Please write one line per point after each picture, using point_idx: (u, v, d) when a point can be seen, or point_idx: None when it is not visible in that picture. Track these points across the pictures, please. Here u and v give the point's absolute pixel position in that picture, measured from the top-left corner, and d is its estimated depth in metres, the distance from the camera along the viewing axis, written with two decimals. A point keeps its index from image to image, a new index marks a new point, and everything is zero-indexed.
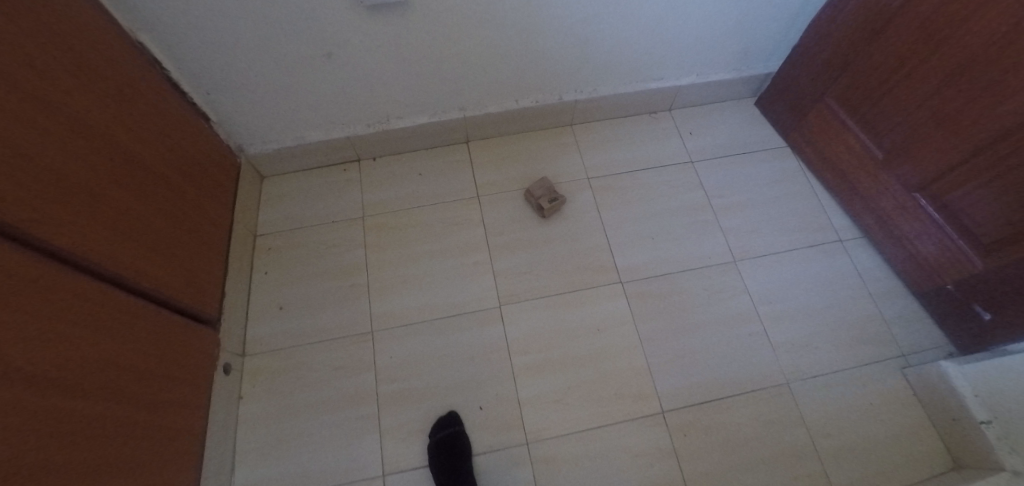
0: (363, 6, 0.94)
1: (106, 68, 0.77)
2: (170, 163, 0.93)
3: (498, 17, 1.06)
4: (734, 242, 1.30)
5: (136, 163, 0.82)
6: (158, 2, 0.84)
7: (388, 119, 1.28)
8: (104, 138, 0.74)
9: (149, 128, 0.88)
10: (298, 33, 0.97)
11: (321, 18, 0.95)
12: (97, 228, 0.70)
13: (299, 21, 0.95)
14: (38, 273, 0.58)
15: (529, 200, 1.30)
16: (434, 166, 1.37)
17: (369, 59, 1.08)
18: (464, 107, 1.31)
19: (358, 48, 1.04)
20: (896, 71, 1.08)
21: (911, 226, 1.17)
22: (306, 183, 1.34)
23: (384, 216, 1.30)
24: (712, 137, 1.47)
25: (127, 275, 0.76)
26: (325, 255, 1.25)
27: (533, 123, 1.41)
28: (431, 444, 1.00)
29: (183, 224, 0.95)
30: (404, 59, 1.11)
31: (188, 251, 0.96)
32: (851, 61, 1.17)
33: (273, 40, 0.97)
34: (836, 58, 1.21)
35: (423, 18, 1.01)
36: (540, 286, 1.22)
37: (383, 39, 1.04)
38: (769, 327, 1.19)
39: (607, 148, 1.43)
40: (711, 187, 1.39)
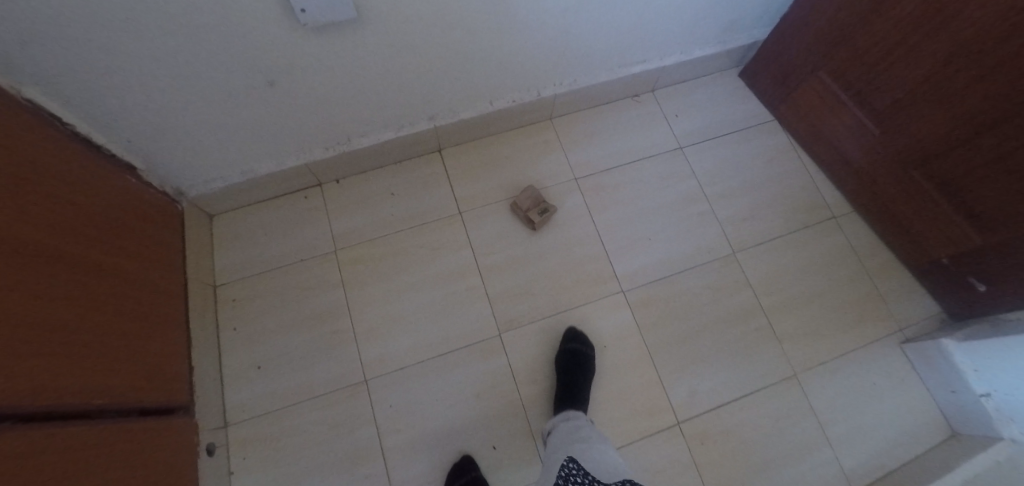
0: (306, 27, 0.78)
1: (9, 152, 0.62)
2: (105, 242, 0.79)
3: (467, 18, 0.92)
4: (732, 231, 1.25)
5: (68, 259, 0.68)
6: (46, 53, 0.67)
7: (349, 139, 1.12)
8: (31, 244, 0.61)
9: (71, 208, 0.73)
10: (232, 64, 0.81)
11: (257, 44, 0.79)
12: (42, 359, 0.58)
13: (231, 52, 0.78)
14: (14, 442, 0.49)
15: (517, 213, 1.20)
16: (407, 184, 1.23)
17: (321, 80, 0.93)
18: (433, 116, 1.17)
19: (306, 72, 0.89)
20: (896, 47, 1.02)
21: (909, 203, 1.15)
22: (264, 217, 1.18)
23: (360, 247, 1.17)
24: (700, 118, 1.38)
25: (77, 399, 0.64)
26: (300, 300, 1.12)
27: (510, 123, 1.28)
28: None
29: (130, 308, 0.82)
30: (359, 75, 0.95)
31: (141, 338, 0.83)
32: (849, 35, 1.10)
33: (200, 74, 0.81)
34: (832, 31, 1.14)
35: (379, 31, 0.86)
36: (539, 306, 1.15)
37: (335, 57, 0.88)
38: (774, 319, 1.17)
39: (592, 142, 1.32)
40: (702, 174, 1.31)
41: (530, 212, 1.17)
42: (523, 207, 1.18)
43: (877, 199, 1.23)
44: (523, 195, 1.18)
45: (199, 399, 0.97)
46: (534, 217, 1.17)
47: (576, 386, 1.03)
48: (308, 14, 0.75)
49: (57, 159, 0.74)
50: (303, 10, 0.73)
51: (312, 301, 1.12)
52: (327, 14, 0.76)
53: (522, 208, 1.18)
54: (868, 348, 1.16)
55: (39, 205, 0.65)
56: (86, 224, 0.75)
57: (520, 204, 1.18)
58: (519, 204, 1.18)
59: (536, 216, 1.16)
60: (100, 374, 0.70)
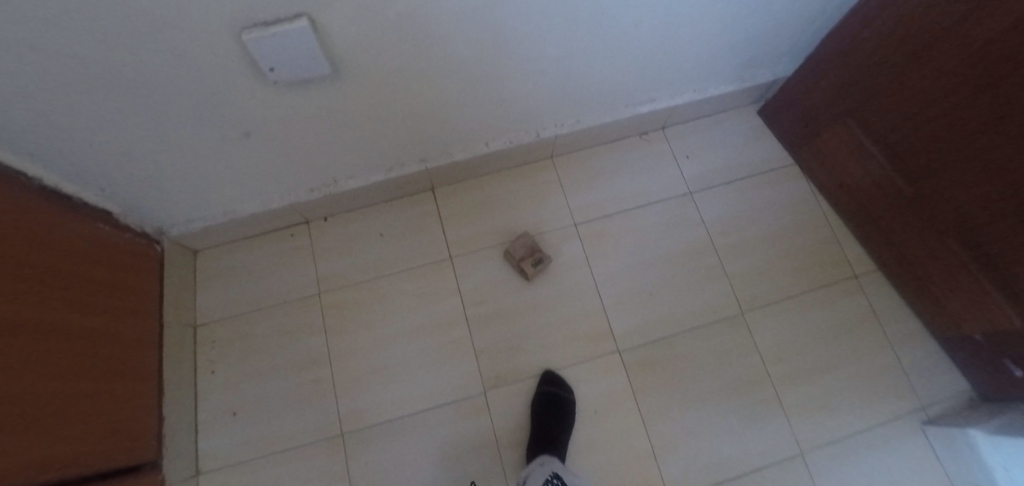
0: (274, 83, 0.73)
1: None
2: (78, 297, 0.76)
3: (457, 66, 0.85)
4: (741, 288, 1.15)
5: (40, 322, 0.66)
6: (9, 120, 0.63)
7: (335, 180, 1.07)
8: (8, 314, 0.59)
9: (47, 266, 0.70)
10: (206, 118, 0.77)
11: (228, 98, 0.74)
12: (17, 436, 0.56)
13: (203, 106, 0.74)
14: None
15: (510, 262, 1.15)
16: (397, 224, 1.18)
17: (301, 130, 0.88)
18: (424, 157, 1.11)
19: (281, 121, 0.84)
20: (935, 99, 0.90)
21: (941, 273, 1.03)
22: (248, 255, 1.14)
23: (345, 291, 1.12)
24: (713, 159, 1.29)
25: (49, 472, 0.62)
26: (279, 345, 1.07)
27: (506, 162, 1.21)
28: None
29: (103, 364, 0.80)
30: (342, 123, 0.90)
31: (113, 395, 0.81)
32: (881, 80, 0.99)
33: (172, 126, 0.77)
34: (862, 75, 1.03)
35: (360, 82, 0.80)
36: (528, 364, 1.08)
37: (314, 109, 0.83)
38: (781, 390, 1.08)
39: (595, 184, 1.24)
40: (713, 222, 1.21)
41: (523, 263, 1.11)
42: (518, 256, 1.12)
43: (906, 263, 1.11)
44: (517, 245, 1.12)
45: (171, 451, 0.93)
46: (527, 268, 1.10)
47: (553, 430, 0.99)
48: (277, 72, 0.70)
49: (28, 215, 0.70)
50: (272, 69, 0.69)
51: (291, 348, 1.07)
52: (298, 72, 0.71)
53: (515, 257, 1.12)
54: (885, 427, 1.06)
55: (6, 271, 0.61)
56: (58, 283, 0.71)
57: (513, 254, 1.12)
58: (513, 253, 1.12)
59: (530, 267, 1.10)
60: (71, 441, 0.68)
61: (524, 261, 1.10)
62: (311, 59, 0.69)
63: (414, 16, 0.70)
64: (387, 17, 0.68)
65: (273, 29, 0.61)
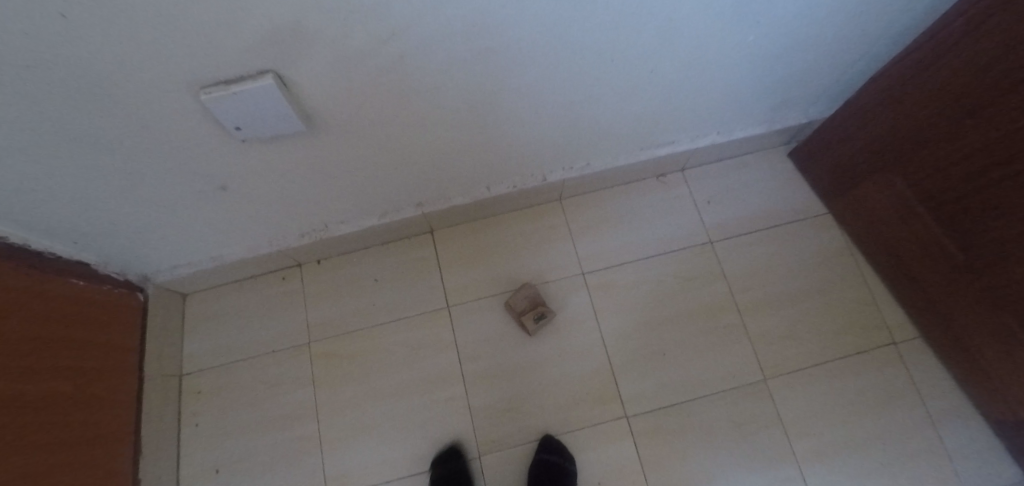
0: (239, 139, 0.66)
1: None
2: (51, 359, 0.72)
3: (452, 117, 0.78)
4: (764, 351, 1.04)
5: (10, 395, 0.62)
6: None
7: (326, 225, 1.01)
8: None
9: (20, 330, 0.66)
10: (178, 169, 0.71)
11: (195, 152, 0.68)
12: None
13: (171, 158, 0.68)
14: None
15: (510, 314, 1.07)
16: (393, 269, 1.11)
17: (282, 181, 0.82)
18: (421, 202, 1.04)
19: (258, 174, 0.78)
20: (988, 160, 0.79)
21: (1004, 358, 0.88)
22: (239, 299, 1.09)
23: (334, 340, 1.06)
24: (735, 204, 1.19)
25: None
26: (264, 398, 1.00)
27: (511, 204, 1.13)
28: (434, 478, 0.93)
29: (73, 428, 0.75)
30: (327, 173, 0.83)
31: (83, 460, 0.75)
32: (927, 134, 0.88)
33: (145, 178, 0.71)
34: (904, 127, 0.92)
35: (344, 135, 0.74)
36: (525, 427, 0.99)
37: (295, 161, 0.77)
38: (810, 469, 0.96)
39: (606, 230, 1.15)
40: (733, 275, 1.12)
41: (524, 316, 1.03)
42: (519, 308, 1.04)
43: (962, 339, 0.96)
44: (518, 296, 1.04)
45: None
46: (528, 323, 1.03)
47: None
48: (245, 131, 0.63)
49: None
50: (239, 127, 0.62)
51: (274, 401, 1.00)
52: (268, 128, 0.65)
53: (516, 309, 1.04)
54: None
55: None
56: (18, 355, 0.64)
57: (513, 306, 1.04)
58: (513, 304, 1.04)
59: (531, 322, 1.02)
60: None
61: (524, 315, 1.03)
62: (282, 117, 0.63)
63: (398, 69, 0.63)
64: (369, 70, 0.61)
65: (233, 87, 0.55)
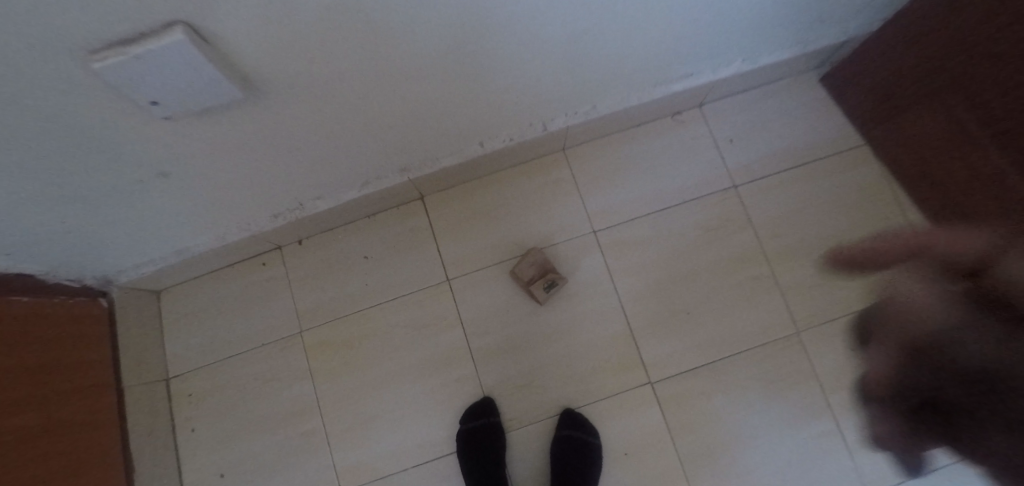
0: (160, 114, 0.51)
1: None
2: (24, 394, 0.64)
3: (431, 65, 0.63)
4: (795, 302, 0.97)
5: None
6: None
7: (301, 203, 0.88)
8: None
9: None
10: (103, 159, 0.57)
11: (116, 137, 0.53)
12: None
13: (87, 147, 0.53)
14: None
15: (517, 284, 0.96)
16: (384, 244, 1.00)
17: (235, 159, 0.68)
18: (405, 167, 0.90)
19: (207, 156, 0.64)
20: None
21: None
22: (218, 291, 0.99)
23: (326, 327, 0.96)
24: (760, 145, 1.06)
25: None
26: (262, 396, 0.93)
27: (508, 160, 0.99)
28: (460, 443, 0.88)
29: (60, 460, 0.68)
30: (287, 145, 0.69)
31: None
32: (991, 44, 0.74)
33: (65, 175, 0.57)
34: (965, 37, 0.77)
35: (298, 97, 0.59)
36: (545, 402, 0.91)
37: (241, 135, 0.62)
38: (844, 420, 0.92)
39: (618, 181, 1.02)
40: (760, 221, 1.01)
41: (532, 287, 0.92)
42: (528, 278, 0.93)
43: None
44: (525, 265, 0.93)
45: None
46: (539, 294, 0.92)
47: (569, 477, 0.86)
48: (165, 105, 0.49)
49: None
50: (156, 102, 0.47)
51: (271, 398, 0.93)
52: (198, 101, 0.50)
53: (524, 280, 0.93)
54: None
55: None
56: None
57: (521, 277, 0.93)
58: (521, 275, 0.93)
59: (543, 292, 0.92)
60: None
61: (535, 285, 0.92)
62: (211, 85, 0.48)
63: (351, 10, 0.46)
64: (312, 14, 0.45)
65: (133, 51, 0.38)
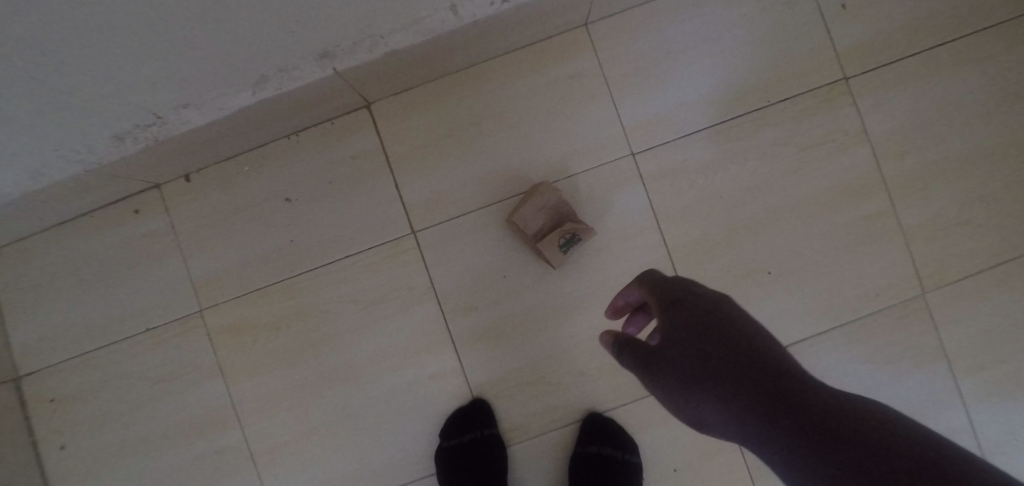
0: None
1: None
2: None
3: None
4: (921, 253, 0.67)
5: None
6: None
7: (158, 114, 0.53)
8: None
9: None
10: None
11: None
12: None
13: None
14: None
15: (514, 239, 0.65)
16: (314, 180, 0.66)
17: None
18: (328, 55, 0.51)
19: None
20: None
21: None
22: (71, 254, 0.66)
23: (240, 304, 0.66)
24: (894, 10, 0.67)
25: None
26: (157, 401, 0.65)
27: (500, 41, 0.61)
28: (438, 464, 0.62)
29: None
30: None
31: None
32: None
33: None
34: None
35: None
36: (561, 403, 0.64)
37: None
38: (974, 412, 0.67)
39: (670, 75, 0.66)
40: (879, 134, 0.67)
41: (543, 246, 0.60)
42: (537, 230, 0.61)
43: None
44: (534, 211, 0.61)
45: None
46: (553, 256, 0.60)
47: None
48: None
49: None
50: None
51: (172, 406, 0.65)
52: None
53: (531, 233, 0.61)
54: None
55: None
56: None
57: (526, 229, 0.61)
58: (527, 226, 0.61)
59: (559, 253, 0.60)
60: None
61: (547, 242, 0.60)
62: None
63: None
64: None
65: None
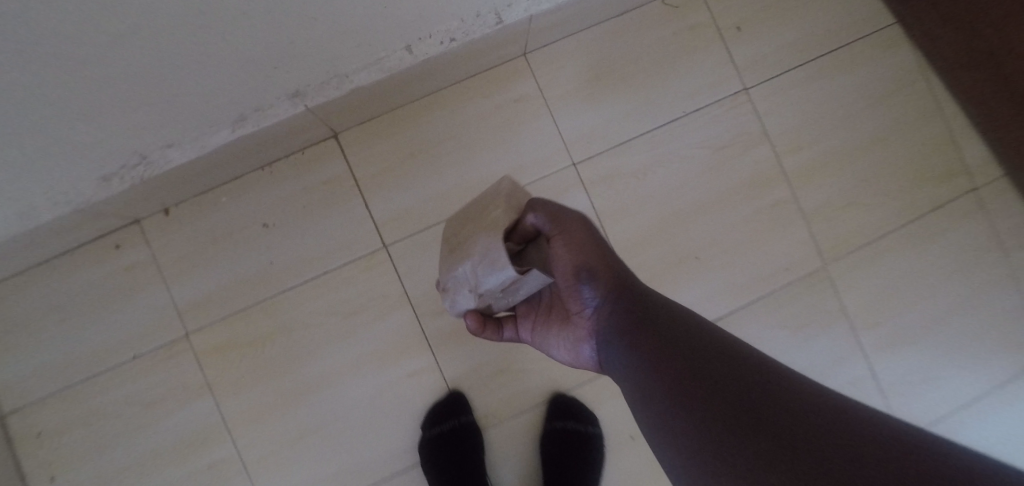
0: None
1: None
2: None
3: None
4: (822, 230, 0.79)
5: None
6: None
7: (144, 155, 0.58)
8: None
9: None
10: None
11: None
12: None
13: None
14: None
15: (469, 220, 0.49)
16: (290, 205, 0.72)
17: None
18: (300, 92, 0.59)
19: None
20: None
21: None
22: (54, 292, 0.69)
23: (226, 325, 0.71)
24: (776, 33, 0.82)
25: None
26: (147, 424, 0.69)
27: (451, 73, 0.70)
28: (423, 451, 0.69)
29: None
30: (76, 57, 0.38)
31: None
32: None
33: None
34: None
35: None
36: (530, 387, 0.73)
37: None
38: (877, 363, 0.79)
39: (599, 94, 0.77)
40: (777, 133, 0.80)
41: (498, 248, 0.42)
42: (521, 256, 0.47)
43: None
44: (582, 229, 0.43)
45: None
46: (479, 271, 0.44)
47: (568, 476, 0.69)
48: None
49: None
50: None
51: (165, 428, 0.69)
52: None
53: (513, 228, 0.45)
54: (1002, 389, 0.80)
55: None
56: None
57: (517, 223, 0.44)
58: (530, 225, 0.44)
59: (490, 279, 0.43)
60: None
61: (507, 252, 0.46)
62: None
63: None
64: None
65: None
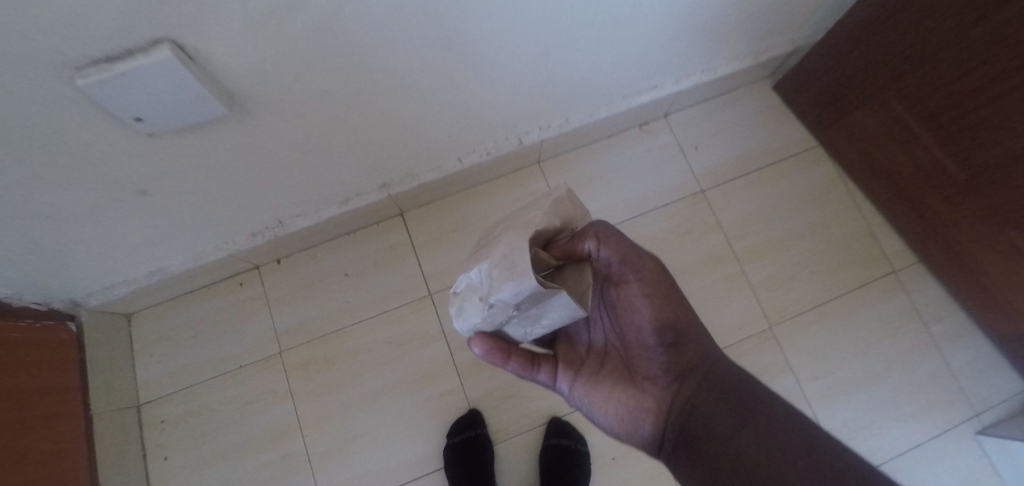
0: (141, 128, 0.51)
1: None
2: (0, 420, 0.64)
3: (396, 88, 0.64)
4: (767, 298, 1.01)
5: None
6: None
7: (283, 221, 0.88)
8: None
9: None
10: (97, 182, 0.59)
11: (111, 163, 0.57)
12: None
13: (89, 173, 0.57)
14: None
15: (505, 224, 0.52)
16: (365, 261, 1.00)
17: (224, 171, 0.68)
18: (387, 183, 0.90)
19: (179, 180, 0.66)
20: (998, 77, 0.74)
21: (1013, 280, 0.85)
22: (193, 314, 0.97)
23: (308, 347, 0.95)
24: (723, 152, 1.12)
25: None
26: (241, 419, 0.91)
27: (486, 173, 1.01)
28: (446, 457, 0.87)
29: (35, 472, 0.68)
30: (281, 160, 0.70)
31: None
32: (933, 59, 0.82)
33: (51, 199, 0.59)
34: (902, 58, 0.87)
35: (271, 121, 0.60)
36: (533, 410, 0.92)
37: (232, 148, 0.63)
38: (821, 412, 0.95)
39: (591, 191, 1.06)
40: (728, 223, 1.06)
41: (519, 249, 0.43)
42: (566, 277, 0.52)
43: (966, 266, 0.94)
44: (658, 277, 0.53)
45: None
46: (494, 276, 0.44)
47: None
48: (149, 122, 0.50)
49: None
50: (140, 119, 0.49)
51: (252, 423, 0.91)
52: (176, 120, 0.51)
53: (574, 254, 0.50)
54: (936, 441, 0.94)
55: None
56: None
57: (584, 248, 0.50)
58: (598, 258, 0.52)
59: (504, 286, 0.42)
60: None
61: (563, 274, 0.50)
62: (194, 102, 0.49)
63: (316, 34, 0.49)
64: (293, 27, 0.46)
65: (119, 67, 0.40)
